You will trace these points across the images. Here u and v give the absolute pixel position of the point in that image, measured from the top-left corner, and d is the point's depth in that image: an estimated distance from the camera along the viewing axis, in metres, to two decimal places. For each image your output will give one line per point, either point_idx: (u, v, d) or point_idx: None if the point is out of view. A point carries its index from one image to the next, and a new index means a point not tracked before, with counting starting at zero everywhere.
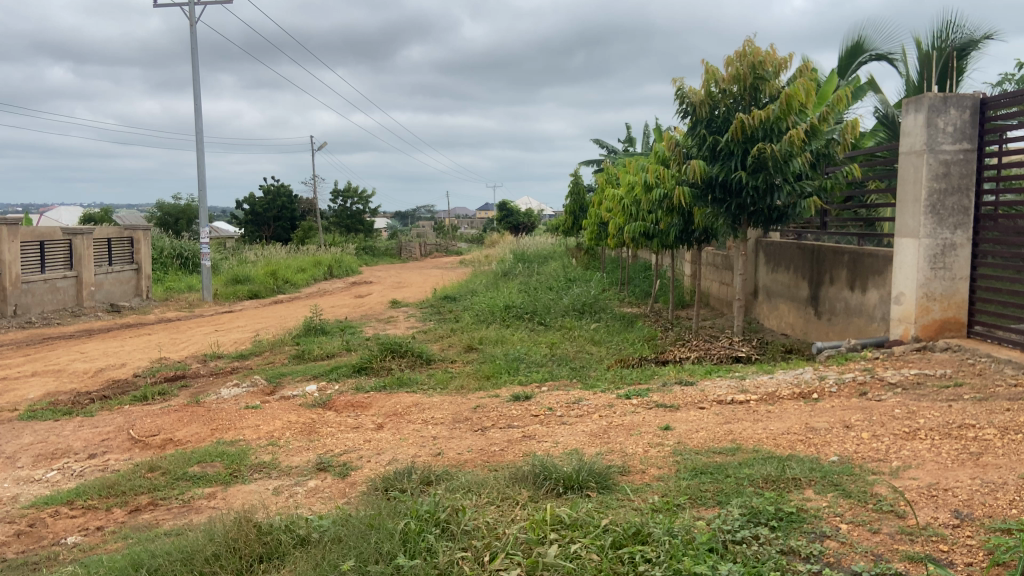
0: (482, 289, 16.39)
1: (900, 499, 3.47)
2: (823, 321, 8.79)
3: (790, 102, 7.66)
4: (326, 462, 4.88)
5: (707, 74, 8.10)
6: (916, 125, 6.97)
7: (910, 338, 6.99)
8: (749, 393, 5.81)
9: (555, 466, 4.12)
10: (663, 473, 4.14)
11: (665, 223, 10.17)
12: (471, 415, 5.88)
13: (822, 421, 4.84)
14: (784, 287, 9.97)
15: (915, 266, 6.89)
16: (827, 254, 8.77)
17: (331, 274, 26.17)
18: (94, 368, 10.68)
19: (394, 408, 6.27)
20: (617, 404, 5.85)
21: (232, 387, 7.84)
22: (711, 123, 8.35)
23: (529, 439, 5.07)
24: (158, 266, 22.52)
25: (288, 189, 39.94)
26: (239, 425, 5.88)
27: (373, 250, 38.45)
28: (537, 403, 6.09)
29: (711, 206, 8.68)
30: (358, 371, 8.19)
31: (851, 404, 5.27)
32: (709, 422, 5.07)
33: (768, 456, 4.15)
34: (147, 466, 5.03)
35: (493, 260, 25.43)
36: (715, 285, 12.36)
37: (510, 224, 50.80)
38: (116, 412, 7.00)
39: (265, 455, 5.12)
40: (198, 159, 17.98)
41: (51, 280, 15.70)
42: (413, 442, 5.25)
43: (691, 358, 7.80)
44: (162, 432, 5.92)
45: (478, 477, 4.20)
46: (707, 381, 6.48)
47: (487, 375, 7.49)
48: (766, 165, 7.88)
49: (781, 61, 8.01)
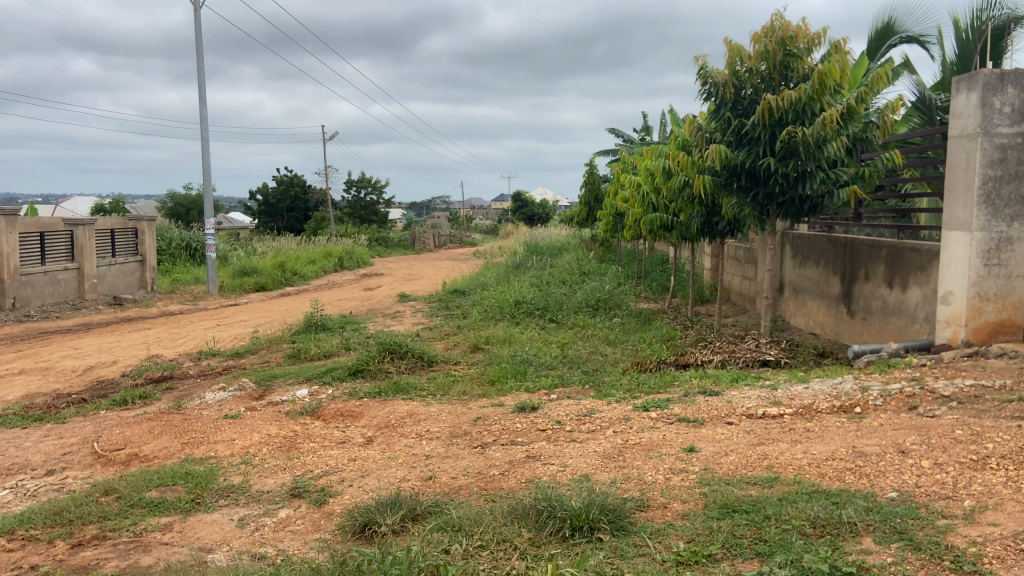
0: (492, 282, 15.77)
1: (983, 556, 2.82)
2: (857, 320, 8.12)
3: (824, 81, 6.97)
4: (302, 486, 4.29)
5: (731, 52, 7.41)
6: (969, 105, 6.26)
7: (959, 342, 6.29)
8: (782, 406, 5.15)
9: (562, 500, 3.51)
10: (687, 509, 3.51)
11: (685, 214, 9.51)
12: (470, 429, 5.26)
13: (871, 443, 4.17)
14: (813, 282, 9.29)
15: (966, 263, 6.20)
16: (862, 248, 8.06)
17: (341, 266, 25.63)
18: (83, 366, 10.15)
19: (387, 419, 5.66)
20: (634, 418, 5.21)
21: (217, 391, 7.25)
22: (737, 105, 7.68)
23: (534, 461, 4.45)
24: (166, 258, 22.11)
25: (301, 179, 39.52)
26: (212, 438, 5.30)
27: (386, 240, 37.94)
28: (544, 416, 5.46)
29: (737, 196, 7.99)
30: (353, 373, 7.56)
31: (903, 422, 4.59)
32: (740, 442, 4.42)
33: (814, 491, 3.50)
34: (102, 489, 4.46)
35: (507, 252, 24.75)
36: (737, 280, 11.73)
37: (524, 215, 50.09)
38: (88, 419, 6.45)
39: (235, 477, 4.54)
40: (204, 150, 17.51)
41: (50, 273, 15.25)
42: (402, 461, 4.64)
43: (714, 361, 7.15)
44: (129, 445, 5.34)
45: (474, 511, 3.61)
46: (734, 391, 5.80)
47: (492, 381, 6.87)
48: (796, 151, 7.18)
49: (814, 37, 7.27)
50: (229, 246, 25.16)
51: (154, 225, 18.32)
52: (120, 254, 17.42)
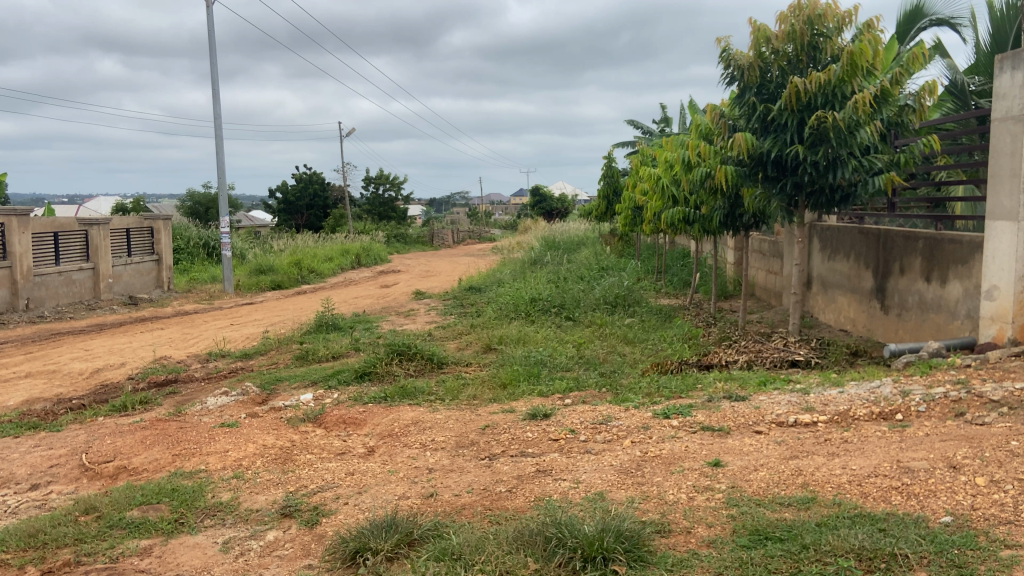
0: (508, 279, 15.38)
1: None
2: (892, 317, 7.67)
3: (856, 62, 6.53)
4: (293, 504, 3.96)
5: (755, 33, 6.99)
6: (1014, 85, 5.80)
7: (1005, 341, 5.82)
8: (816, 413, 4.76)
9: (574, 524, 3.15)
10: (714, 535, 3.13)
11: (708, 206, 9.10)
12: (477, 439, 4.92)
13: (917, 457, 3.74)
14: (843, 277, 8.84)
15: (1013, 255, 5.74)
16: (896, 240, 7.61)
17: (359, 263, 25.40)
18: (91, 369, 9.93)
19: (390, 428, 5.32)
20: (654, 426, 4.84)
21: (219, 396, 6.95)
22: (762, 89, 7.27)
23: (544, 476, 4.09)
24: (184, 257, 21.98)
25: (320, 176, 39.41)
26: (205, 450, 5.00)
27: (405, 237, 37.68)
28: (557, 423, 5.10)
29: (762, 186, 7.56)
30: (360, 377, 7.23)
31: (951, 432, 4.14)
32: (770, 455, 4.03)
33: (856, 516, 3.11)
34: (82, 507, 4.16)
35: (524, 247, 24.37)
36: (762, 274, 11.30)
37: (543, 211, 49.67)
38: (83, 427, 6.17)
39: (224, 494, 4.23)
40: (217, 148, 17.30)
41: (65, 273, 15.10)
42: (403, 476, 4.30)
43: (740, 362, 6.75)
44: (118, 457, 5.06)
45: (476, 535, 3.26)
46: (763, 396, 5.40)
47: (503, 384, 6.51)
48: (826, 138, 6.75)
49: (844, 15, 6.81)
50: (248, 244, 24.99)
51: (169, 224, 18.16)
52: (135, 253, 17.28)
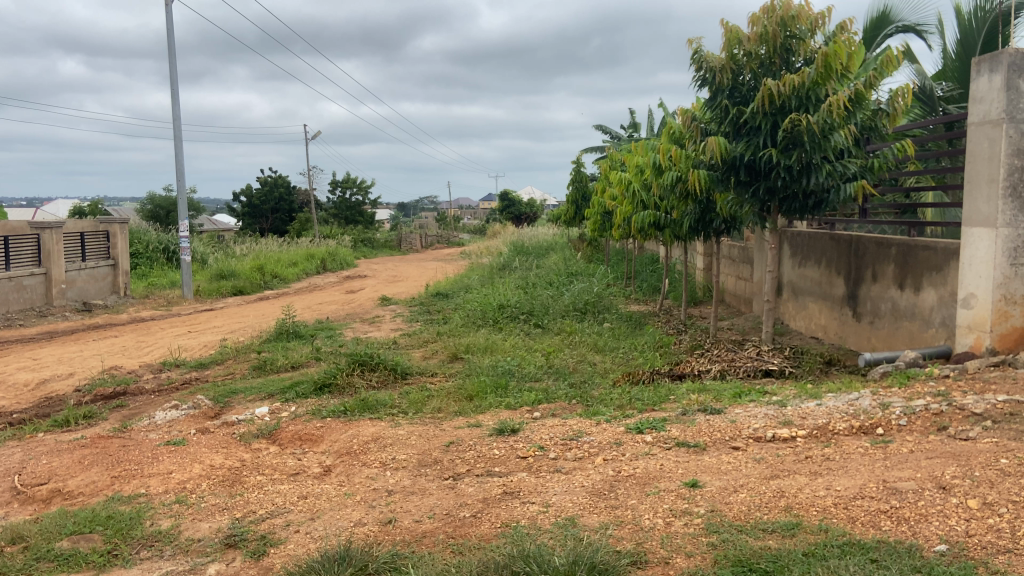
0: (476, 285, 15.10)
1: None
2: (864, 324, 7.55)
3: (829, 64, 6.39)
4: (239, 533, 3.65)
5: (727, 34, 6.83)
6: (992, 88, 5.69)
7: (983, 350, 5.72)
8: (794, 427, 4.57)
9: (543, 556, 2.89)
10: (695, 566, 2.90)
11: (678, 212, 8.94)
12: (441, 457, 4.64)
13: (903, 477, 3.55)
14: (814, 284, 8.73)
15: (990, 262, 5.63)
16: (868, 246, 7.48)
17: (324, 268, 24.93)
18: (37, 380, 9.43)
19: (349, 445, 5.02)
20: (626, 442, 4.61)
21: (170, 409, 6.57)
22: (734, 92, 7.11)
23: (511, 499, 3.82)
24: (142, 261, 21.31)
25: (286, 180, 38.76)
26: (148, 471, 4.65)
27: (372, 241, 37.17)
28: (525, 439, 4.84)
29: (735, 190, 7.40)
30: (319, 389, 6.90)
31: (936, 448, 3.96)
32: (750, 475, 3.81)
33: (846, 544, 2.90)
34: (7, 536, 3.79)
35: (493, 252, 24.11)
36: (732, 280, 11.18)
37: (511, 215, 49.49)
38: (20, 445, 5.77)
39: (165, 521, 3.90)
40: (177, 150, 16.79)
41: (15, 279, 14.46)
42: (360, 500, 4.00)
43: (713, 371, 6.55)
44: (53, 479, 4.69)
45: (436, 569, 2.99)
46: (739, 408, 5.20)
47: (470, 396, 6.23)
48: (800, 141, 6.59)
49: (818, 17, 6.67)
50: (209, 248, 24.36)
51: (126, 228, 17.54)
52: (89, 258, 16.65)
